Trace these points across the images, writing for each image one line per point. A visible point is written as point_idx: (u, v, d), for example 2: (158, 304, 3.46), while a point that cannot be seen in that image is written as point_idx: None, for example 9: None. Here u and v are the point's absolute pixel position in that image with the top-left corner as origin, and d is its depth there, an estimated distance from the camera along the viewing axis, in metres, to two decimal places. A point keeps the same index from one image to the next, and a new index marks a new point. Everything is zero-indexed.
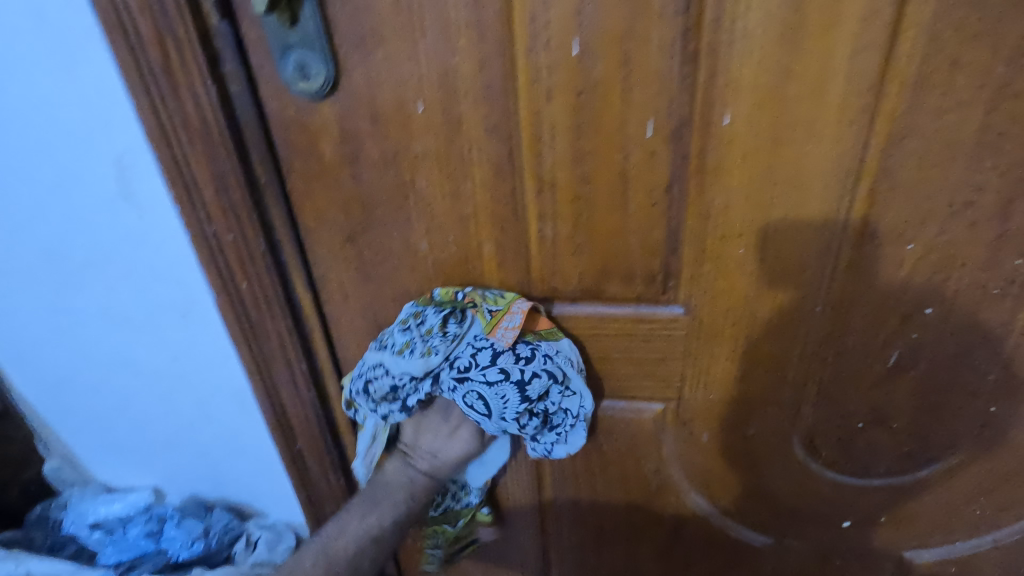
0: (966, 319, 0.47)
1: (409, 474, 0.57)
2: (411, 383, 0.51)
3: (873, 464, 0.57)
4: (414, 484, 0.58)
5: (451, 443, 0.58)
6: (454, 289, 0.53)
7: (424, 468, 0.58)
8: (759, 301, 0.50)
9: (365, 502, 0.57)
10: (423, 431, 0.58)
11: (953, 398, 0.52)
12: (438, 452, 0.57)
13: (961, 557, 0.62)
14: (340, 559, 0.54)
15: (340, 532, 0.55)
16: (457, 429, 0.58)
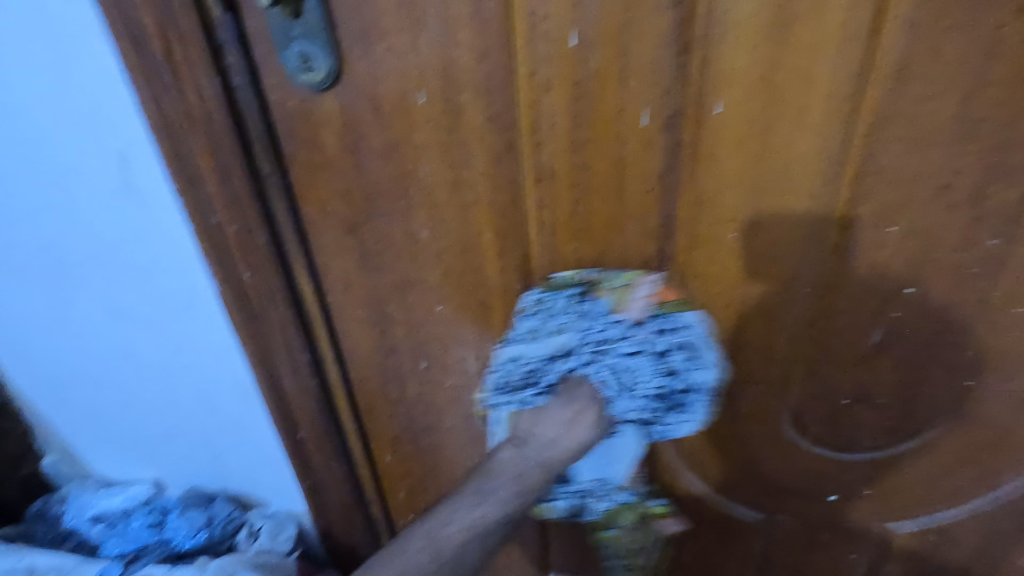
0: (945, 298, 0.50)
1: (521, 464, 0.55)
2: (563, 363, 0.55)
3: (858, 439, 0.60)
4: (529, 473, 0.54)
5: (568, 433, 0.55)
6: (579, 270, 0.53)
7: (540, 457, 0.55)
8: (749, 284, 0.52)
9: (472, 495, 0.54)
10: (541, 420, 0.56)
11: (933, 374, 0.54)
12: (545, 446, 0.55)
13: (940, 527, 0.65)
14: (445, 548, 0.52)
15: (435, 531, 0.53)
16: (580, 414, 0.55)
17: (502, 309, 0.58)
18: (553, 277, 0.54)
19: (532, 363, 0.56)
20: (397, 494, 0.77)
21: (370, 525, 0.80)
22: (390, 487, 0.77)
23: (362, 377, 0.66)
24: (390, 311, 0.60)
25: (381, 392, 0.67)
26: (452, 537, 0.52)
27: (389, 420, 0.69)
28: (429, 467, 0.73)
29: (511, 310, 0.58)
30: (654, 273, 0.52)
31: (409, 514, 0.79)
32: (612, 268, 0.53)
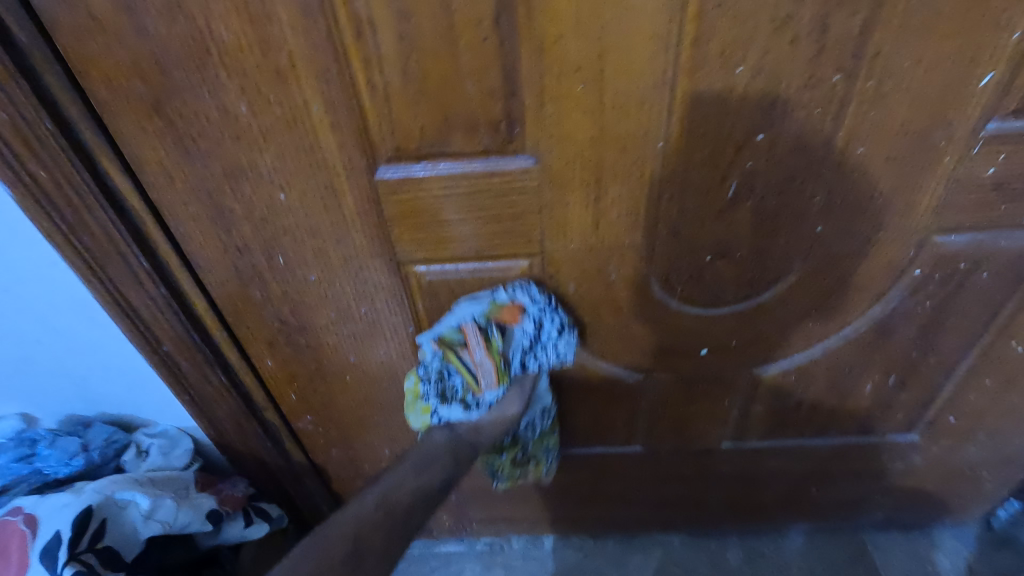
0: (793, 142, 0.49)
1: (467, 439, 0.63)
2: (534, 314, 0.60)
3: (722, 293, 0.62)
4: (416, 482, 0.60)
5: (508, 407, 0.65)
6: (539, 469, 0.77)
7: (480, 425, 0.64)
8: (604, 143, 0.49)
9: (409, 464, 0.61)
10: (508, 401, 0.66)
11: (786, 222, 0.55)
12: (499, 409, 0.65)
13: (798, 367, 0.71)
14: (340, 529, 0.56)
15: (381, 495, 0.59)
16: (520, 391, 0.66)
17: (351, 192, 0.53)
18: (413, 266, 0.59)
19: (458, 381, 0.60)
20: (288, 397, 0.75)
21: (267, 428, 0.79)
22: (280, 391, 0.75)
23: (218, 282, 0.61)
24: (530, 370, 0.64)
25: (243, 295, 0.62)
26: (399, 492, 0.59)
27: (259, 323, 0.66)
28: (313, 367, 0.71)
29: (361, 192, 0.53)
30: (522, 159, 0.50)
31: (307, 415, 0.78)
32: (458, 135, 0.49)
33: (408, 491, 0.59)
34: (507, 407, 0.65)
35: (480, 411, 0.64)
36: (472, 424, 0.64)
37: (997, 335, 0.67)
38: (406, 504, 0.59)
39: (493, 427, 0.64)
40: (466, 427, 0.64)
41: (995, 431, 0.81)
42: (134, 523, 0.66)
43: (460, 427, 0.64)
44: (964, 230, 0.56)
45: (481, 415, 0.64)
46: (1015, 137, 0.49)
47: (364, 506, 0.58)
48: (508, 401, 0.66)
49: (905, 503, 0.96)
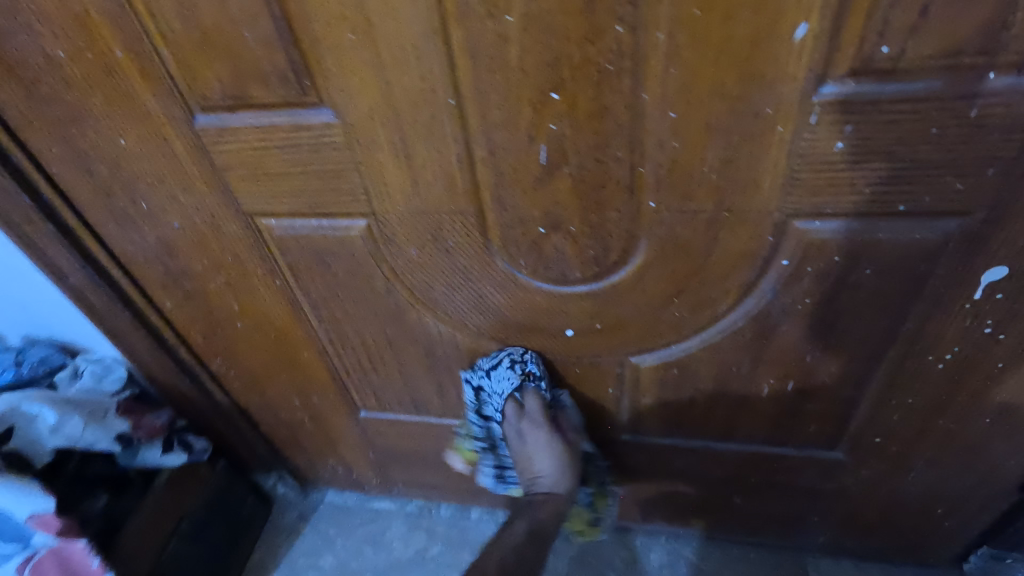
0: (593, 104, 0.44)
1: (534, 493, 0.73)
2: (516, 372, 0.67)
3: (568, 270, 0.58)
4: (541, 486, 0.71)
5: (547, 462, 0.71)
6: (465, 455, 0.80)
7: (543, 486, 0.71)
8: (395, 97, 0.47)
9: (536, 502, 0.72)
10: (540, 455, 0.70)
11: (613, 196, 0.50)
12: (543, 473, 0.71)
13: (678, 359, 0.65)
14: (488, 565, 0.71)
15: (500, 549, 0.73)
16: (550, 446, 0.70)
17: (179, 140, 0.55)
18: (261, 220, 0.61)
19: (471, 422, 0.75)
20: (195, 339, 0.80)
21: (184, 367, 0.85)
22: (185, 333, 0.80)
23: (100, 223, 0.66)
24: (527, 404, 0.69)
25: (125, 238, 0.67)
26: (513, 537, 0.73)
27: (147, 266, 0.70)
28: (206, 312, 0.75)
29: (188, 141, 0.55)
30: (322, 112, 0.50)
31: (216, 358, 0.83)
32: (254, 86, 0.49)
33: (524, 532, 0.73)
34: (546, 451, 0.70)
35: (539, 467, 0.71)
36: (534, 474, 0.71)
37: (907, 347, 0.57)
38: (528, 544, 0.73)
39: (548, 483, 0.71)
40: (527, 474, 0.72)
41: (936, 461, 0.70)
42: (41, 434, 0.75)
43: (529, 471, 0.71)
44: (829, 216, 0.48)
45: (538, 469, 0.71)
46: (860, 104, 0.41)
47: (504, 544, 0.74)
48: (529, 453, 0.70)
49: (850, 531, 0.86)
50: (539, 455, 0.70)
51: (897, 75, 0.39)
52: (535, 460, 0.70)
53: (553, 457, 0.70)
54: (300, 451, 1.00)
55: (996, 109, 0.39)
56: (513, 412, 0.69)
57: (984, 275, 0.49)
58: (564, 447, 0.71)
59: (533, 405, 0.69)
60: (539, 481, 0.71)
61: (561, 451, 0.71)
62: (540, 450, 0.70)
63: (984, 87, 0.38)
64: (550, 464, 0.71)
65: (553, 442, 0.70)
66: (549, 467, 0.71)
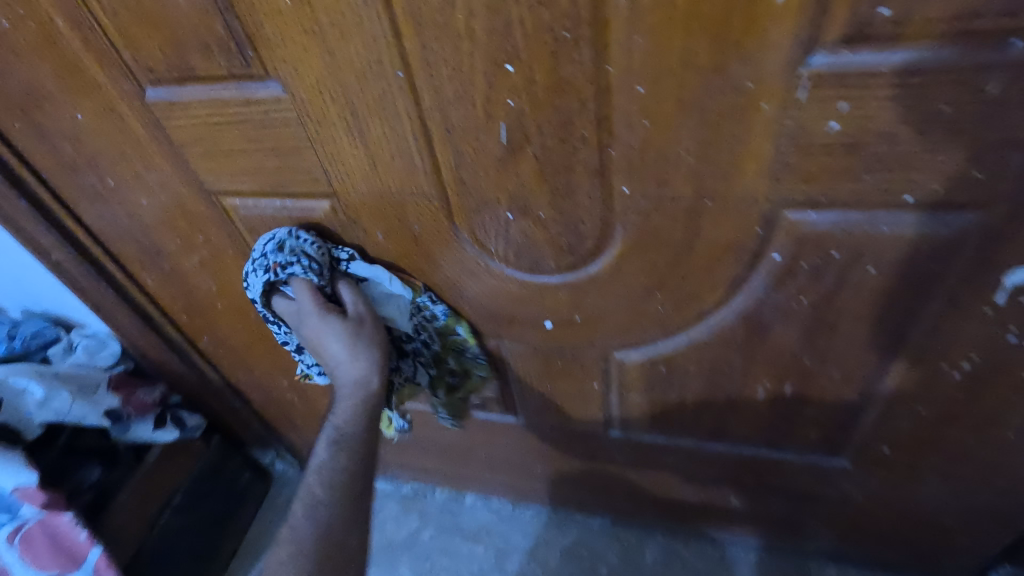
0: (552, 77, 0.40)
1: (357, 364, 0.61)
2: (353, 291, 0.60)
3: (541, 259, 0.53)
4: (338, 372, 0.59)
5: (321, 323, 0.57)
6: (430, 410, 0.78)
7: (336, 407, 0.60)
8: (341, 70, 0.43)
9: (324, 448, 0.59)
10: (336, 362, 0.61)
11: (583, 179, 0.45)
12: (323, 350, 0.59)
13: (664, 356, 0.60)
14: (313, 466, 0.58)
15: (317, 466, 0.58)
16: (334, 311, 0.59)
17: (134, 115, 0.53)
18: (225, 199, 0.59)
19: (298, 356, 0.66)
20: (179, 318, 0.80)
21: (172, 344, 0.84)
22: (169, 311, 0.79)
23: (73, 200, 0.65)
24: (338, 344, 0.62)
25: (98, 215, 0.66)
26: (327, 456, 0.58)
27: (123, 244, 0.69)
28: (186, 291, 0.74)
29: (143, 117, 0.52)
30: (270, 85, 0.46)
31: (202, 337, 0.82)
32: (198, 58, 0.46)
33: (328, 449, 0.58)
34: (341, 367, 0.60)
35: (333, 353, 0.58)
36: (329, 361, 0.59)
37: (916, 353, 0.51)
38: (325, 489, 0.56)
39: (348, 368, 0.58)
40: (331, 350, 0.58)
41: (951, 475, 0.63)
42: (29, 409, 0.77)
43: (325, 359, 0.59)
44: (825, 207, 0.42)
45: (332, 354, 0.58)
46: (857, 77, 0.35)
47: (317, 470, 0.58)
48: (297, 318, 0.58)
49: (857, 540, 0.80)
50: (322, 339, 0.58)
51: (898, 43, 0.33)
52: (303, 324, 0.58)
53: (347, 353, 0.58)
54: (293, 430, 1.00)
55: (1020, 83, 0.33)
56: (312, 289, 0.56)
57: (1006, 277, 0.43)
58: (366, 340, 0.59)
59: (346, 298, 0.60)
60: (361, 378, 0.59)
61: (371, 349, 0.59)
62: (327, 337, 0.58)
63: (1007, 56, 0.32)
64: (338, 345, 0.58)
65: (341, 318, 0.58)
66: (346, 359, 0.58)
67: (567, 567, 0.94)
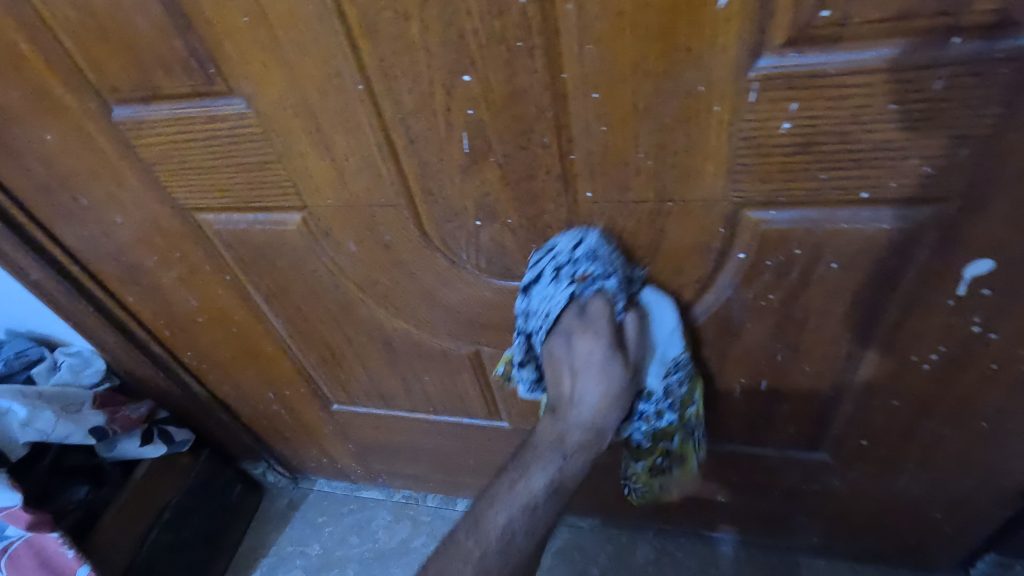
0: (508, 85, 0.40)
1: (560, 428, 0.50)
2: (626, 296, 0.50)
3: (513, 265, 0.54)
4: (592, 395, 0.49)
5: (595, 375, 0.49)
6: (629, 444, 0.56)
7: (582, 418, 0.49)
8: (302, 85, 0.44)
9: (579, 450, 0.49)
10: (591, 358, 0.48)
11: (547, 185, 0.46)
12: (583, 395, 0.49)
13: None
14: (584, 417, 0.49)
15: (582, 417, 0.49)
16: (604, 352, 0.48)
17: (102, 134, 0.53)
18: (199, 215, 0.59)
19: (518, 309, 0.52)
20: (162, 333, 0.80)
21: (156, 360, 0.84)
22: (152, 327, 0.79)
23: (49, 220, 0.65)
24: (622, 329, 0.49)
25: (75, 235, 0.66)
26: (576, 441, 0.49)
27: (102, 262, 0.69)
28: (167, 307, 0.74)
29: (112, 136, 0.53)
30: (233, 102, 0.47)
31: (186, 352, 0.82)
32: (161, 76, 0.46)
33: (544, 486, 0.49)
34: (588, 375, 0.49)
35: (588, 389, 0.49)
36: (572, 398, 0.50)
37: (885, 347, 0.52)
38: (548, 504, 0.49)
39: (592, 416, 0.49)
40: (581, 416, 0.49)
41: (930, 466, 0.64)
42: (12, 429, 0.78)
43: (564, 387, 0.50)
44: (785, 205, 0.43)
45: (580, 389, 0.49)
46: (805, 78, 0.35)
47: (570, 470, 0.49)
48: (572, 368, 0.49)
49: (844, 533, 0.80)
50: (585, 369, 0.49)
51: (841, 44, 0.34)
52: (582, 370, 0.49)
53: (604, 398, 0.49)
54: (282, 441, 1.00)
55: (962, 79, 0.34)
56: (611, 329, 0.48)
57: (965, 269, 0.43)
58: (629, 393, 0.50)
59: (630, 328, 0.50)
60: (600, 430, 0.50)
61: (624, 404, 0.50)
62: (587, 366, 0.49)
63: (947, 53, 0.33)
64: (595, 389, 0.49)
65: (608, 358, 0.48)
66: (596, 392, 0.49)
67: (559, 569, 0.94)
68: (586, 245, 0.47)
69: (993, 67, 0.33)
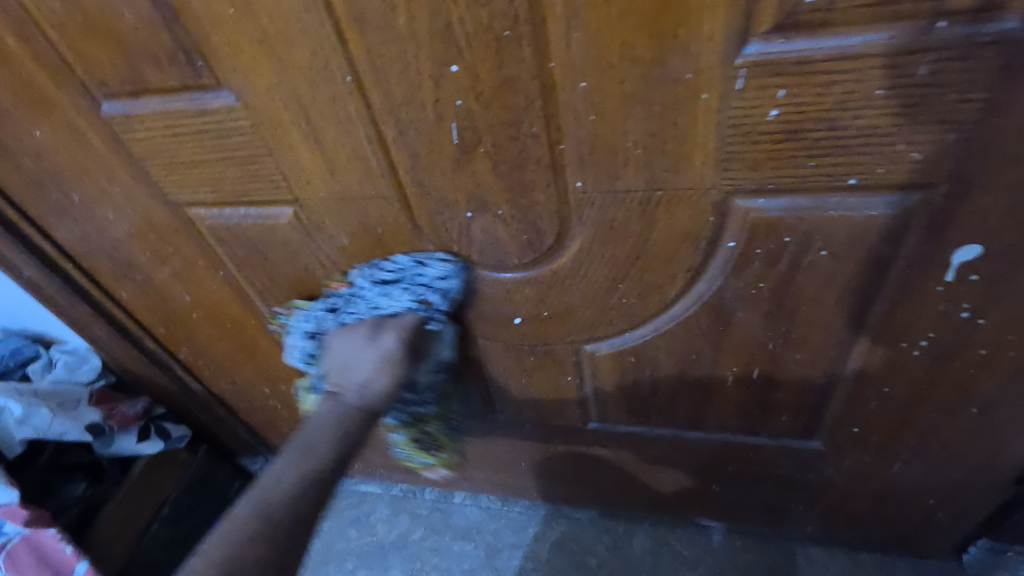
0: (496, 75, 0.40)
1: (337, 408, 0.58)
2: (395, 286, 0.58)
3: (505, 257, 0.54)
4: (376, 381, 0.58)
5: (376, 368, 0.57)
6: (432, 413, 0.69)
7: (352, 401, 0.58)
8: (291, 77, 0.44)
9: (327, 431, 0.57)
10: (354, 355, 0.58)
11: (537, 176, 0.46)
12: (364, 384, 0.58)
13: (634, 348, 0.61)
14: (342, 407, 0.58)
15: (338, 408, 0.58)
16: (378, 346, 0.57)
17: (92, 129, 0.53)
18: (191, 210, 0.59)
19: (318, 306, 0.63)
20: (157, 330, 0.80)
21: (151, 356, 0.84)
22: (147, 324, 0.79)
23: (41, 218, 0.65)
24: (383, 336, 0.57)
25: (67, 232, 0.66)
26: (326, 421, 0.58)
27: (95, 259, 0.69)
28: (161, 303, 0.74)
29: (102, 131, 0.53)
30: (222, 95, 0.47)
31: (181, 348, 0.83)
32: (149, 70, 0.46)
33: (299, 482, 0.54)
34: (371, 357, 0.57)
35: (356, 375, 0.58)
36: (354, 375, 0.58)
37: (876, 334, 0.52)
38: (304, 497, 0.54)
39: (364, 401, 0.58)
40: (353, 394, 0.58)
41: (923, 453, 0.64)
42: (10, 426, 0.78)
43: (352, 374, 0.58)
44: (774, 193, 0.43)
45: (357, 380, 0.58)
46: (791, 65, 0.35)
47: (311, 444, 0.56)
48: (359, 353, 0.58)
49: (839, 521, 0.81)
50: (364, 349, 0.58)
51: (828, 29, 0.34)
52: (359, 349, 0.58)
53: (372, 372, 0.57)
54: (279, 437, 1.00)
55: (947, 64, 0.34)
56: (407, 332, 0.58)
57: (953, 255, 0.44)
58: (387, 382, 0.58)
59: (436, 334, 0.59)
60: (341, 402, 0.59)
61: (388, 384, 0.58)
62: (363, 360, 0.58)
63: (931, 38, 0.33)
64: (372, 365, 0.57)
65: (374, 355, 0.57)
66: (371, 373, 0.57)
67: (557, 560, 0.95)
68: (434, 266, 0.56)
69: (978, 51, 0.33)
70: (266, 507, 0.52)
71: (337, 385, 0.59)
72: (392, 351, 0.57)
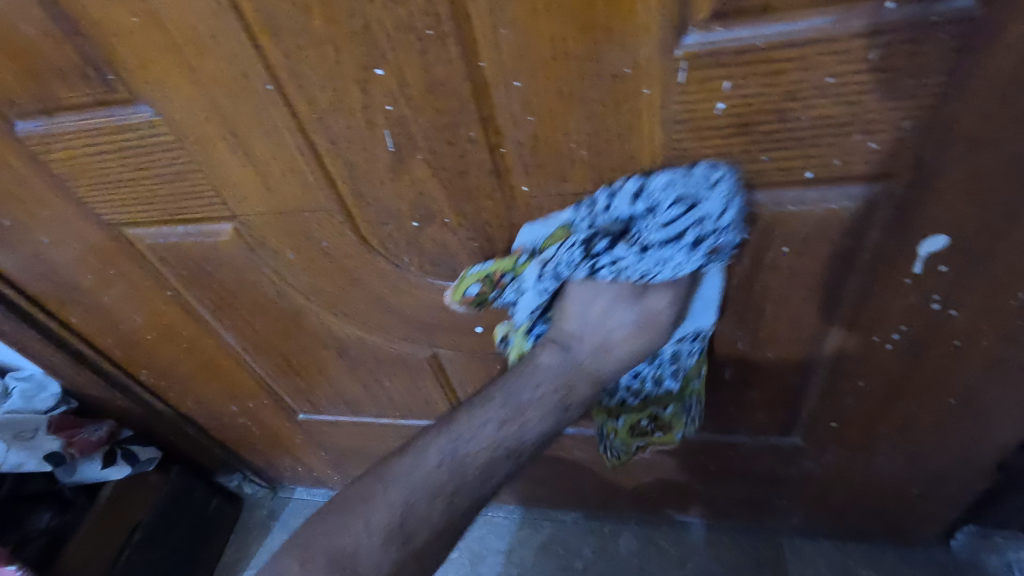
0: (424, 77, 0.37)
1: (569, 363, 0.49)
2: (629, 249, 0.42)
3: (458, 266, 0.51)
4: (577, 380, 0.49)
5: (625, 339, 0.48)
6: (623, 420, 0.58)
7: (587, 355, 0.49)
8: (209, 87, 0.41)
9: (519, 393, 0.48)
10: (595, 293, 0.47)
11: (481, 181, 0.43)
12: (611, 338, 0.48)
13: None
14: (547, 374, 0.49)
15: (528, 380, 0.49)
16: (640, 294, 0.47)
17: (9, 151, 0.49)
18: (128, 230, 0.56)
19: (560, 250, 0.43)
20: (114, 352, 0.77)
21: (112, 378, 0.81)
22: (102, 347, 0.76)
23: None
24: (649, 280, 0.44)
25: (4, 257, 0.63)
26: (474, 459, 0.47)
27: (37, 284, 0.66)
28: (114, 325, 0.71)
29: (20, 152, 0.49)
30: (139, 110, 0.43)
31: (143, 369, 0.79)
32: (58, 86, 0.43)
33: (446, 457, 0.47)
34: (625, 304, 0.47)
35: (606, 329, 0.48)
36: (606, 330, 0.48)
37: (846, 330, 0.50)
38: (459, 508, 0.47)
39: (603, 366, 0.49)
40: (590, 346, 0.49)
41: (903, 444, 0.62)
42: None
43: (594, 312, 0.48)
44: None
45: (605, 332, 0.48)
46: (735, 54, 0.33)
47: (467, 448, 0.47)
48: (594, 307, 0.48)
49: (823, 513, 0.79)
50: (597, 309, 0.48)
51: (769, 14, 0.31)
52: (590, 305, 0.48)
53: (609, 319, 0.48)
54: (255, 453, 0.98)
55: (899, 47, 0.31)
56: (678, 291, 0.46)
57: (919, 248, 0.42)
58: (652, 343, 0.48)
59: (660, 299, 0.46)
60: (570, 352, 0.49)
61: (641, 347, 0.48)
62: (593, 309, 0.48)
63: (881, 21, 0.31)
64: (623, 329, 0.48)
65: (624, 334, 0.48)
66: (622, 342, 0.48)
67: (543, 564, 0.93)
68: (717, 192, 0.39)
69: (930, 33, 0.31)
70: (461, 460, 0.47)
71: (562, 317, 0.49)
72: (661, 319, 0.47)
